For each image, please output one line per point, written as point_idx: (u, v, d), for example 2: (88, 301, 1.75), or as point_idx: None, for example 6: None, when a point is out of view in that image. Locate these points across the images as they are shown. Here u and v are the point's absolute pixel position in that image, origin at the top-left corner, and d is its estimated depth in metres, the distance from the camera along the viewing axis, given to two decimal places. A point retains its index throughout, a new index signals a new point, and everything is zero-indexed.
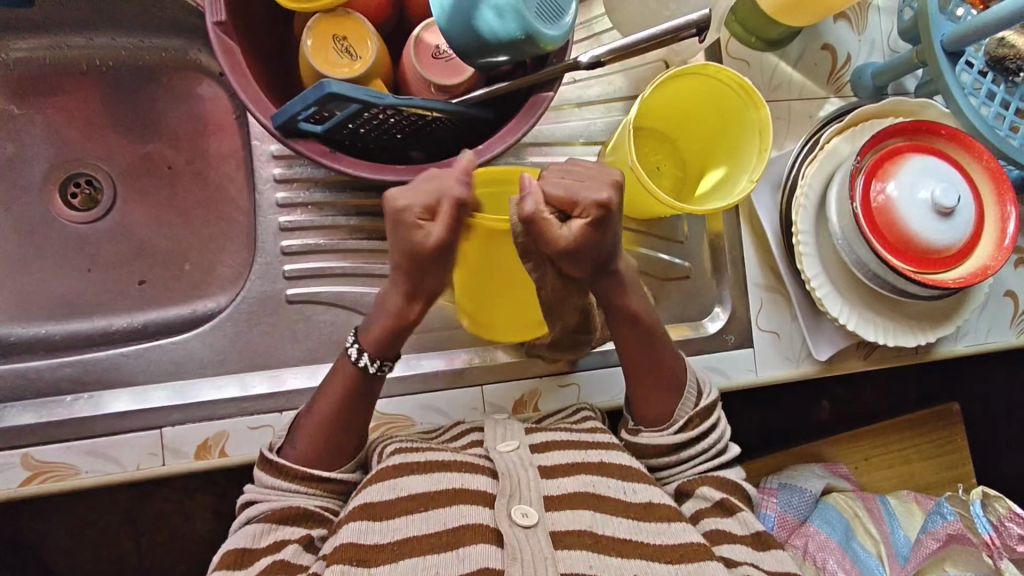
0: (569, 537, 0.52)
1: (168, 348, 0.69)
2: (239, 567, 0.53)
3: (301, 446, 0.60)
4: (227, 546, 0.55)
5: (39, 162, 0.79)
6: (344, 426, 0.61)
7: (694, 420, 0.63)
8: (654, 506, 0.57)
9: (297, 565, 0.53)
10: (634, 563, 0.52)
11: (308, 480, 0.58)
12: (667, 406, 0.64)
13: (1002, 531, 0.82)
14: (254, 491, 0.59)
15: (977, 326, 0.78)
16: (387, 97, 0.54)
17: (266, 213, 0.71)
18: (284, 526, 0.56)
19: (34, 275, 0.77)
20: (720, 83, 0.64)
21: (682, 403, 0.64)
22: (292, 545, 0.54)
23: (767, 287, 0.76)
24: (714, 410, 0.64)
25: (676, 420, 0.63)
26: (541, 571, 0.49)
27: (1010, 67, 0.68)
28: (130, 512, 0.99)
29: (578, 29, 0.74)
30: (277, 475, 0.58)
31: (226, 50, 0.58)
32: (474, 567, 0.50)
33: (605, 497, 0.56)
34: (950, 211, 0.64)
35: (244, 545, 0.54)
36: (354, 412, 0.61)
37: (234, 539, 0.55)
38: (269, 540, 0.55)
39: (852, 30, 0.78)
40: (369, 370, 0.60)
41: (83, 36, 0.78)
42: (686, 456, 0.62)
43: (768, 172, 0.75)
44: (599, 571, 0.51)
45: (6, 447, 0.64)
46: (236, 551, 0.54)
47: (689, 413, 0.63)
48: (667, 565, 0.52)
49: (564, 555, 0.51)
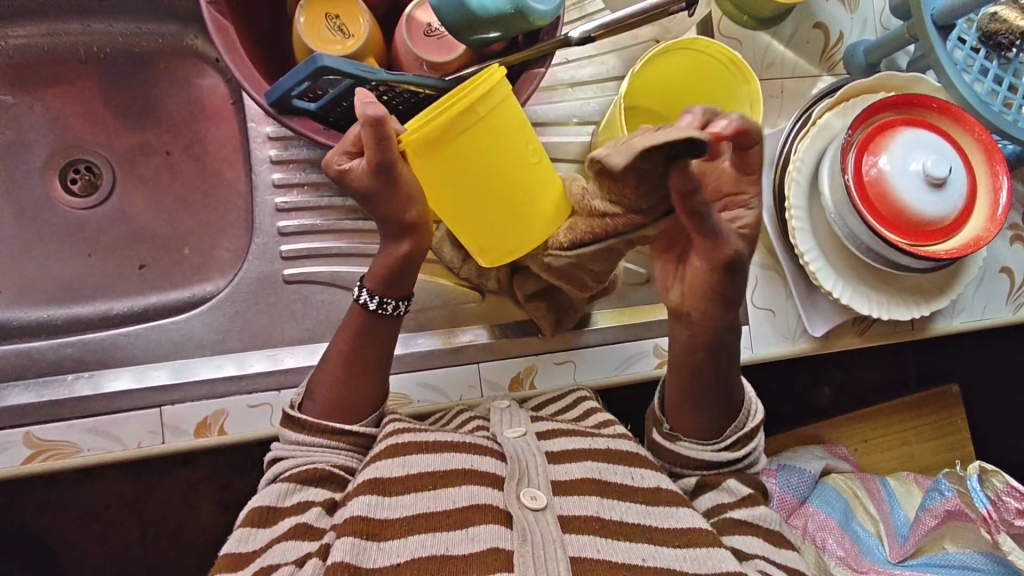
0: (577, 520, 0.52)
1: (167, 327, 0.70)
2: (264, 524, 0.54)
3: (319, 402, 0.61)
4: (254, 503, 0.56)
5: (38, 148, 0.80)
6: (352, 382, 0.61)
7: (738, 441, 0.62)
8: (660, 493, 0.56)
9: (317, 528, 0.54)
10: (640, 546, 0.52)
11: (330, 432, 0.59)
12: (712, 423, 0.62)
13: (999, 505, 0.77)
14: (279, 448, 0.60)
15: (973, 302, 0.78)
16: (379, 72, 0.55)
17: (263, 195, 0.72)
18: (307, 487, 0.56)
19: (35, 259, 0.78)
20: (709, 58, 0.66)
21: (728, 424, 0.62)
22: (315, 508, 0.55)
23: (761, 265, 0.76)
24: (756, 433, 0.62)
25: (719, 439, 0.62)
26: (552, 552, 0.48)
27: (1003, 42, 0.68)
28: (134, 500, 1.00)
29: (570, 9, 0.75)
30: (303, 432, 0.59)
31: (220, 29, 0.59)
32: (485, 546, 0.50)
33: (611, 484, 0.56)
34: (942, 182, 0.64)
35: (269, 503, 0.55)
36: (363, 363, 0.61)
37: (261, 496, 0.56)
38: (294, 501, 0.55)
39: (844, 8, 0.79)
40: (371, 309, 0.60)
41: (80, 23, 0.79)
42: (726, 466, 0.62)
43: (760, 149, 0.75)
44: (607, 554, 0.50)
45: (9, 425, 0.65)
46: (261, 509, 0.55)
47: (735, 435, 0.62)
48: (670, 548, 0.52)
49: (572, 538, 0.51)
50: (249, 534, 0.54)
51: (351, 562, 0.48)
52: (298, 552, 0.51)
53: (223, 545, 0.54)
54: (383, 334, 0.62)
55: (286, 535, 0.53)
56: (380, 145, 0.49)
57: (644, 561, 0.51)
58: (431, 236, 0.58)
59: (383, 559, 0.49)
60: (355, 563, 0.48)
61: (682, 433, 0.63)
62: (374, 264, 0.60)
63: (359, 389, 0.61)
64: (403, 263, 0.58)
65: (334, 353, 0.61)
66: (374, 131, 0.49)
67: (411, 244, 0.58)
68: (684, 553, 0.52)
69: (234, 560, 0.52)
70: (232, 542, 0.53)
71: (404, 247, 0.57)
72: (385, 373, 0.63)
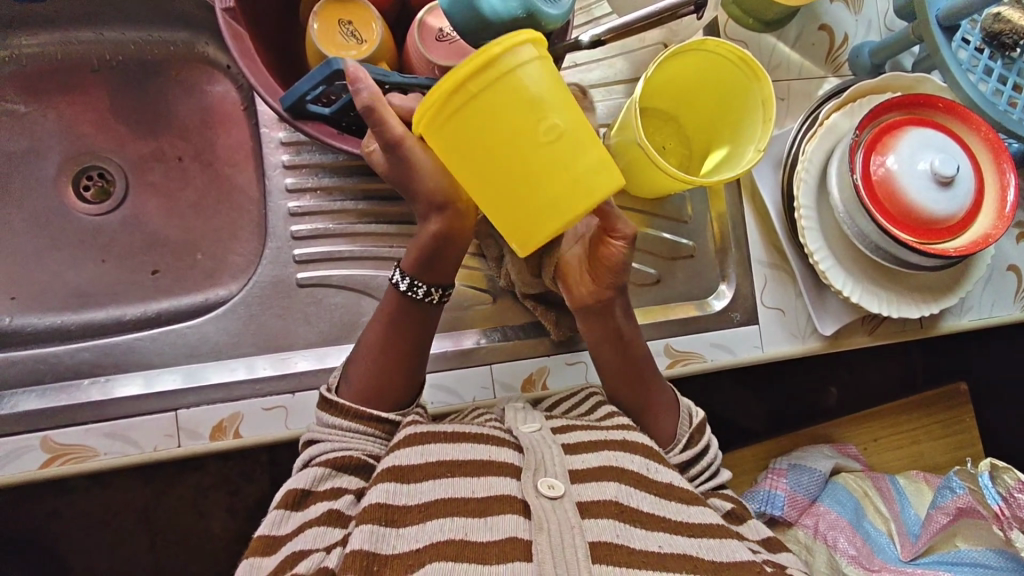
0: (596, 506, 0.52)
1: (183, 332, 0.70)
2: (296, 509, 0.55)
3: (355, 384, 0.61)
4: (290, 485, 0.56)
5: (52, 155, 0.81)
6: (386, 366, 0.61)
7: (695, 437, 0.65)
8: (674, 488, 0.56)
9: (345, 516, 0.53)
10: (658, 535, 0.52)
11: (365, 419, 0.59)
12: (665, 428, 0.65)
13: (1011, 502, 0.76)
14: (315, 430, 0.60)
15: (980, 301, 0.78)
16: (393, 76, 0.56)
17: (276, 199, 0.73)
18: (344, 474, 0.56)
19: (49, 266, 0.79)
20: (719, 56, 0.65)
21: (678, 423, 0.65)
22: (347, 496, 0.55)
23: (770, 265, 0.76)
24: (706, 430, 0.66)
25: (678, 440, 0.65)
26: (568, 538, 0.49)
27: (1007, 42, 0.68)
28: (145, 506, 1.00)
29: (578, 14, 0.75)
30: (336, 414, 0.59)
31: (235, 35, 0.60)
32: (504, 536, 0.50)
33: (627, 472, 0.56)
34: (949, 181, 0.65)
35: (303, 486, 0.56)
36: (400, 345, 0.62)
37: (295, 478, 0.57)
38: (327, 486, 0.56)
39: (849, 11, 0.79)
40: (414, 295, 0.61)
41: (94, 32, 0.80)
42: (693, 475, 0.63)
43: (768, 150, 0.76)
44: (626, 540, 0.50)
45: (26, 430, 0.65)
46: (296, 491, 0.55)
47: (689, 432, 0.65)
48: (687, 539, 0.52)
49: (591, 524, 0.51)
50: (282, 517, 0.54)
51: (368, 550, 0.48)
52: (330, 538, 0.52)
53: (260, 524, 0.54)
54: (427, 321, 0.63)
55: (317, 521, 0.53)
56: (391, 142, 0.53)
57: (661, 548, 0.51)
58: (465, 219, 0.59)
59: (403, 545, 0.49)
60: (373, 550, 0.49)
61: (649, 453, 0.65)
62: (411, 245, 0.60)
63: (395, 375, 0.62)
64: (437, 244, 0.58)
65: (372, 333, 0.62)
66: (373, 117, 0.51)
67: (442, 224, 0.58)
68: (700, 541, 0.52)
69: (267, 541, 0.53)
70: (266, 524, 0.54)
71: (433, 226, 0.58)
72: (420, 364, 0.63)
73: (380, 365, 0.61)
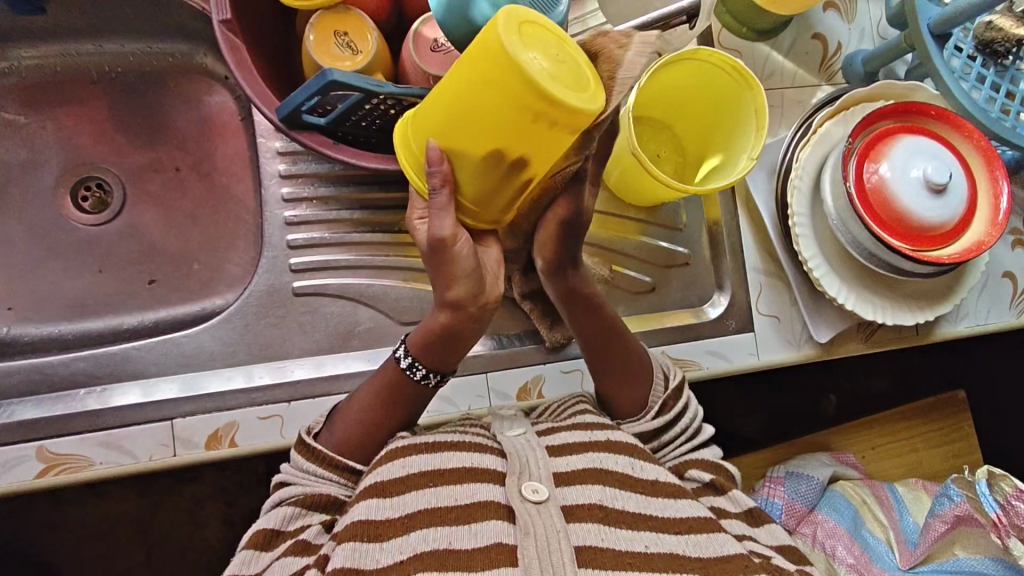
0: (581, 510, 0.52)
1: (179, 341, 0.71)
2: (265, 548, 0.54)
3: (337, 436, 0.60)
4: (258, 525, 0.56)
5: (50, 167, 0.82)
6: (370, 430, 0.60)
7: (669, 403, 0.65)
8: (661, 484, 0.57)
9: (314, 545, 0.54)
10: (644, 535, 0.52)
11: (344, 470, 0.58)
12: (640, 394, 0.66)
13: (1009, 509, 0.76)
14: (289, 472, 0.59)
15: (976, 307, 0.78)
16: (387, 86, 0.55)
17: (273, 209, 0.74)
18: (313, 512, 0.56)
19: (47, 276, 0.79)
20: (712, 66, 0.66)
21: (653, 387, 0.66)
22: (315, 526, 0.55)
23: (766, 273, 0.77)
24: (683, 390, 0.66)
25: (652, 406, 0.65)
26: (554, 543, 0.48)
27: (999, 50, 0.69)
28: (142, 516, 0.99)
29: (572, 23, 0.75)
30: (309, 459, 0.58)
31: (232, 48, 0.61)
32: (486, 542, 0.49)
33: (614, 473, 0.56)
34: (942, 188, 0.65)
35: (273, 526, 0.55)
36: (384, 419, 0.60)
37: (265, 519, 0.56)
38: (297, 525, 0.56)
39: (842, 19, 0.80)
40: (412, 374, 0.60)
41: (93, 43, 0.81)
42: (667, 439, 0.64)
43: (762, 158, 0.76)
44: (612, 543, 0.50)
45: (21, 441, 0.65)
46: (265, 530, 0.55)
47: (662, 397, 0.65)
48: (674, 535, 0.52)
49: (576, 528, 0.50)
50: (252, 556, 0.53)
51: (352, 566, 0.49)
52: (298, 566, 0.52)
53: (228, 565, 0.54)
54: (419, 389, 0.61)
55: (287, 552, 0.53)
56: (444, 211, 0.49)
57: (646, 549, 0.50)
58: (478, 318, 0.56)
59: (386, 558, 0.49)
60: (356, 566, 0.49)
61: (624, 418, 0.66)
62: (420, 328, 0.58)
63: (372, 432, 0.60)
64: (447, 334, 0.56)
65: (364, 398, 0.61)
66: (449, 172, 0.47)
67: (451, 318, 0.56)
68: (686, 539, 0.53)
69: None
70: (235, 564, 0.53)
71: (442, 318, 0.56)
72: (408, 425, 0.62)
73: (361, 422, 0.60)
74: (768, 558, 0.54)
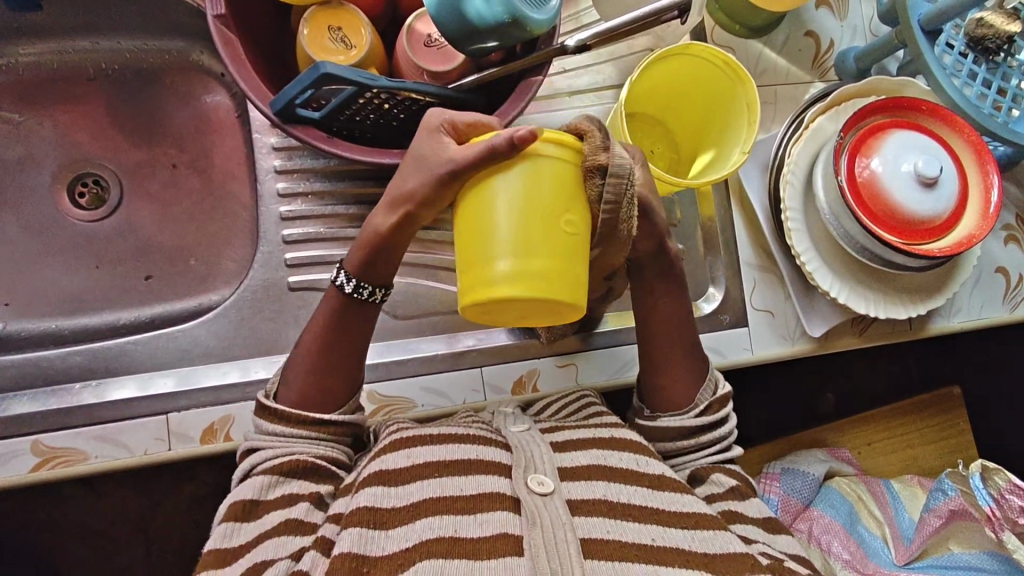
0: (588, 504, 0.52)
1: (174, 335, 0.71)
2: (246, 519, 0.54)
3: (294, 388, 0.60)
4: (235, 496, 0.55)
5: (47, 163, 0.82)
6: (325, 368, 0.60)
7: (714, 407, 0.64)
8: (665, 478, 0.56)
9: (308, 523, 0.54)
10: (650, 527, 0.52)
11: (309, 424, 0.58)
12: (687, 393, 0.65)
13: (1002, 503, 0.77)
14: (255, 439, 0.59)
15: (970, 302, 0.79)
16: (381, 80, 0.56)
17: (268, 204, 0.74)
18: (290, 480, 0.56)
19: (43, 272, 0.79)
20: (704, 62, 0.67)
21: (702, 390, 0.65)
22: (304, 503, 0.55)
23: (759, 268, 0.77)
24: (730, 403, 0.65)
25: (697, 404, 0.64)
26: (562, 536, 0.48)
27: (990, 46, 0.69)
28: (138, 513, 1.00)
29: (565, 21, 0.77)
30: (273, 421, 0.58)
31: (226, 42, 0.61)
32: (496, 531, 0.50)
33: (614, 469, 0.56)
34: (933, 182, 0.65)
35: (251, 496, 0.55)
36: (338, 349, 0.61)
37: (241, 489, 0.56)
38: (278, 494, 0.55)
39: (834, 16, 0.80)
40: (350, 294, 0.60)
41: (89, 41, 0.81)
42: (703, 441, 0.63)
43: (755, 153, 0.77)
44: (619, 535, 0.51)
45: (16, 435, 0.65)
46: (242, 503, 0.54)
47: (708, 400, 0.64)
48: (680, 528, 0.53)
49: (582, 521, 0.51)
50: (232, 529, 0.53)
51: (358, 552, 0.48)
52: (295, 547, 0.52)
53: (208, 540, 0.53)
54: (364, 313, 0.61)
55: (277, 530, 0.52)
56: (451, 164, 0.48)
57: (653, 541, 0.51)
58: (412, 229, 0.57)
59: (391, 545, 0.49)
60: (362, 553, 0.49)
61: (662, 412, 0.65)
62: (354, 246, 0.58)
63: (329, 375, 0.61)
64: (377, 251, 0.57)
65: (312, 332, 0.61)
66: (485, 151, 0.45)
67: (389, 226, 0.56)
68: (694, 532, 0.52)
69: (219, 555, 0.52)
70: (216, 538, 0.52)
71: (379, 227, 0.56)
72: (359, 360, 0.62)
73: (314, 364, 0.60)
74: (778, 560, 0.54)
